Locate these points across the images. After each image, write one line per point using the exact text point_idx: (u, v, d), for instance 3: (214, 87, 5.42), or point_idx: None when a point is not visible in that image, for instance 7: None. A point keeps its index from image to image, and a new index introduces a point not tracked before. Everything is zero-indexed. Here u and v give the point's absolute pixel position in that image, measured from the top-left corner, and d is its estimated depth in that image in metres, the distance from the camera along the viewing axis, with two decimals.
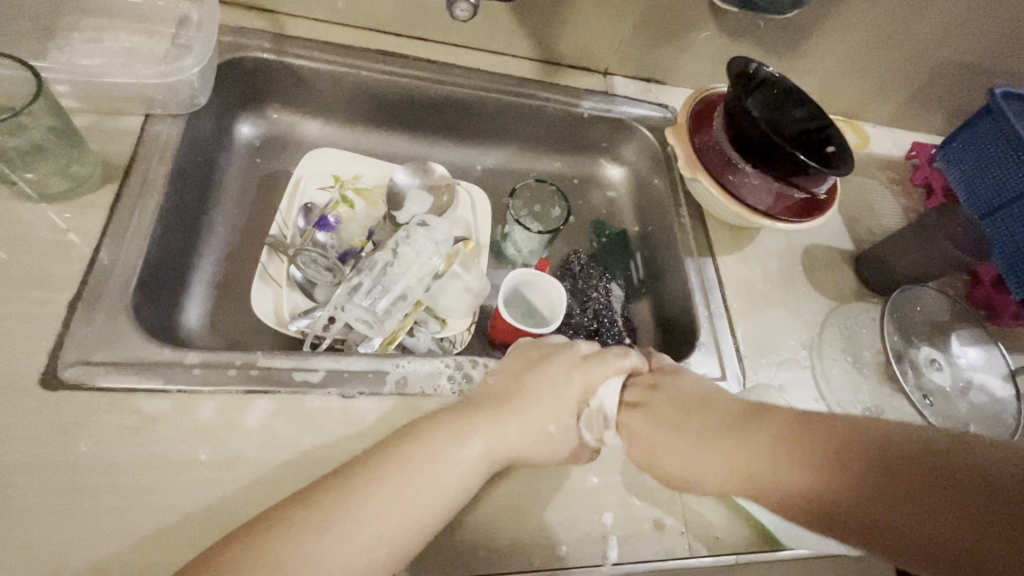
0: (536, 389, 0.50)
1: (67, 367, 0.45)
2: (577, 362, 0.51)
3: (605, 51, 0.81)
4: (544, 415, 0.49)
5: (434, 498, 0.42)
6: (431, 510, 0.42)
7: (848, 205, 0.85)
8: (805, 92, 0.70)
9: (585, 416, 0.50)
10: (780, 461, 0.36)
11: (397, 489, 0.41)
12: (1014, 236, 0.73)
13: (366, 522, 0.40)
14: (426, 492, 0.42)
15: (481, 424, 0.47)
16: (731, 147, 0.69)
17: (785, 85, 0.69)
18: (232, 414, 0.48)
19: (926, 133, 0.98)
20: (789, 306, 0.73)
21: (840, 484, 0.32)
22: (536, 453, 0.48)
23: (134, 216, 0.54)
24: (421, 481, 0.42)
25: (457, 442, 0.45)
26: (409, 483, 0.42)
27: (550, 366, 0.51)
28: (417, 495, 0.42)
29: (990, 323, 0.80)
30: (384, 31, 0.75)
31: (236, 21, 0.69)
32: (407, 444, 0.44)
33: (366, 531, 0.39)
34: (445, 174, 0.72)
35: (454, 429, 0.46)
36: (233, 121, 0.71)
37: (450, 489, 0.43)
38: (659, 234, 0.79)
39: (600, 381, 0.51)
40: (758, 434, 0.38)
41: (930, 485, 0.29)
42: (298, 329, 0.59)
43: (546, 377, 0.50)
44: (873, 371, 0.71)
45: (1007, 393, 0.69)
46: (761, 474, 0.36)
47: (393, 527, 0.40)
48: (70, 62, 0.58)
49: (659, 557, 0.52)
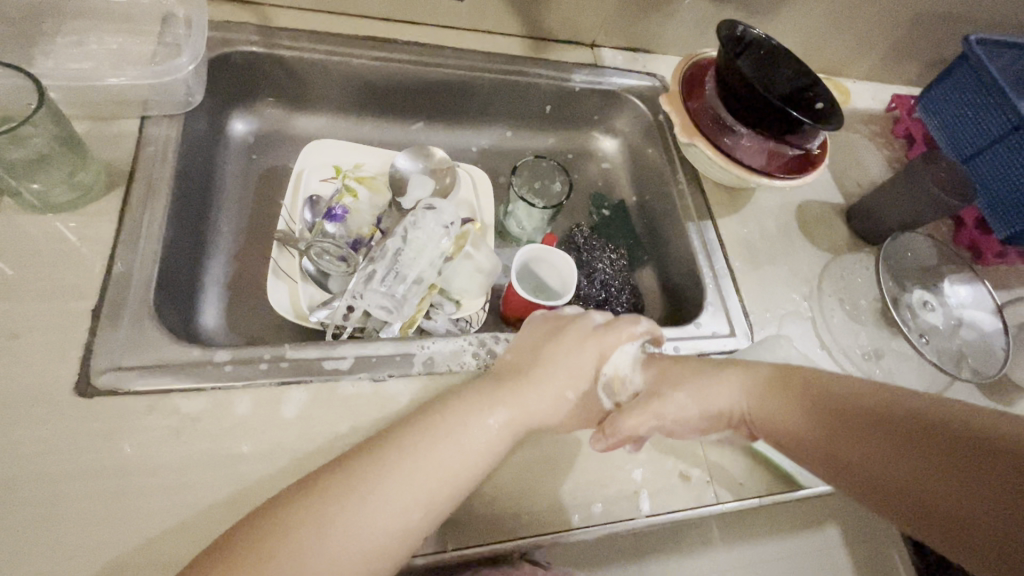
0: (551, 358, 0.51)
1: (100, 375, 0.46)
2: (590, 332, 0.53)
3: (591, 23, 0.81)
4: (568, 387, 0.51)
5: (465, 463, 0.44)
6: (462, 475, 0.44)
7: (836, 160, 0.88)
8: (791, 52, 0.72)
9: (605, 385, 0.53)
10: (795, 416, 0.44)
11: (429, 455, 0.43)
12: (997, 178, 0.76)
13: (406, 485, 0.41)
14: (457, 455, 0.44)
15: (504, 396, 0.48)
16: (725, 110, 0.70)
17: (771, 46, 0.71)
18: (268, 407, 0.48)
19: (903, 84, 1.01)
20: (788, 261, 0.76)
21: (894, 454, 0.37)
22: (555, 417, 0.50)
23: (144, 221, 0.53)
24: (450, 449, 0.44)
25: (482, 412, 0.47)
26: (440, 449, 0.44)
27: (571, 335, 0.53)
28: (447, 461, 0.44)
29: (975, 263, 0.84)
30: (370, 17, 0.74)
31: (221, 16, 0.68)
32: (437, 415, 0.46)
33: (400, 496, 0.41)
34: (445, 157, 0.73)
35: (478, 401, 0.48)
36: (226, 118, 0.71)
37: (479, 456, 0.45)
38: (658, 201, 0.81)
39: (614, 348, 0.53)
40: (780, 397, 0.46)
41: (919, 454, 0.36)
42: (320, 320, 0.60)
43: (561, 349, 0.52)
44: (871, 318, 0.74)
45: (996, 326, 0.74)
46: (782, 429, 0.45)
47: (424, 491, 0.42)
48: (58, 69, 0.57)
49: (688, 505, 0.55)
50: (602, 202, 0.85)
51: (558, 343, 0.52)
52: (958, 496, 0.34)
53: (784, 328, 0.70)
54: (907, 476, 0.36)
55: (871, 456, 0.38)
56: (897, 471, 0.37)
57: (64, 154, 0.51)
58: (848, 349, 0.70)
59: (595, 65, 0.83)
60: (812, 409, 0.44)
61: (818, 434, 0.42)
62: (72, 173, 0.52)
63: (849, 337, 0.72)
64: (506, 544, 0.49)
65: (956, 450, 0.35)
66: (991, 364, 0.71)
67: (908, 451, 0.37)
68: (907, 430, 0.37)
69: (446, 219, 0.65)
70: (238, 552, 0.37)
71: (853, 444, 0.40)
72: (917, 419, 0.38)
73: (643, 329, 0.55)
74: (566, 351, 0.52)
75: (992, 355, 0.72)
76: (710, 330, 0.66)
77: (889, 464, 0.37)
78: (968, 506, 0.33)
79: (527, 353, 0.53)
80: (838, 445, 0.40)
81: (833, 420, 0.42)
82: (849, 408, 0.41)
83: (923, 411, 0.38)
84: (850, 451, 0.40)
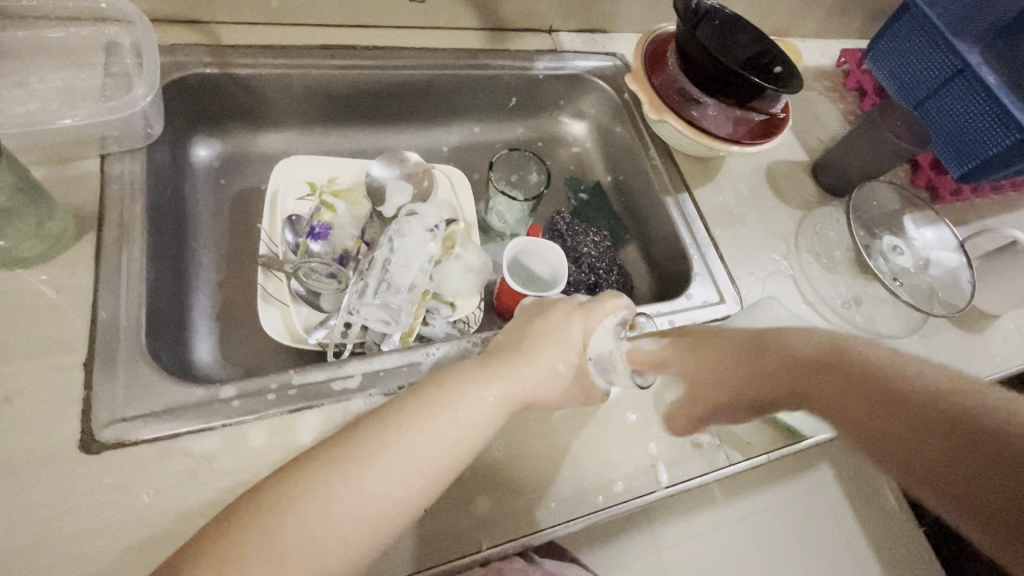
0: (542, 333, 0.52)
1: (104, 428, 0.44)
2: (576, 307, 0.54)
3: (547, 8, 0.81)
4: (561, 359, 0.51)
5: (464, 434, 0.44)
6: (462, 444, 0.44)
7: (796, 118, 0.91)
8: (745, 18, 0.73)
9: (596, 362, 0.51)
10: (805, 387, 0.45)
11: (429, 426, 0.43)
12: (948, 118, 0.80)
13: (405, 454, 0.41)
14: (454, 427, 0.44)
15: (501, 369, 0.48)
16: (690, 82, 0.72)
17: (725, 15, 0.72)
18: (283, 435, 0.48)
19: (849, 38, 1.05)
20: (765, 223, 0.79)
21: (859, 400, 0.41)
22: (551, 393, 0.51)
23: (122, 263, 0.51)
24: (448, 417, 0.44)
25: (479, 385, 0.46)
26: (439, 421, 0.44)
27: (563, 315, 0.53)
28: (444, 427, 0.43)
29: (934, 203, 0.88)
30: (325, 24, 0.72)
31: (170, 38, 0.65)
32: (437, 387, 0.46)
33: (402, 466, 0.41)
34: (419, 159, 0.72)
35: (475, 374, 0.47)
36: (188, 145, 0.68)
37: (477, 426, 0.45)
38: (633, 179, 0.82)
39: (598, 322, 0.52)
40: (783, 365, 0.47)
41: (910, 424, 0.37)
42: (319, 341, 0.59)
43: (548, 323, 0.52)
44: (846, 267, 0.78)
45: (960, 262, 0.78)
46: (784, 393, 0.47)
47: (423, 459, 0.42)
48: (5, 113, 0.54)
49: (703, 470, 0.57)
50: (579, 185, 0.86)
51: (545, 318, 0.52)
52: (914, 443, 0.37)
53: (768, 287, 0.73)
54: (874, 428, 0.39)
55: (849, 410, 0.42)
56: (892, 437, 0.38)
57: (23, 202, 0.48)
58: (829, 299, 0.74)
59: (555, 49, 0.83)
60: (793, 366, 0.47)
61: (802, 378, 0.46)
62: (38, 224, 0.49)
63: (829, 288, 0.75)
64: (536, 536, 0.50)
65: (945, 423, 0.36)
66: (958, 297, 0.75)
67: (881, 409, 0.39)
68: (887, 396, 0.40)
69: (427, 218, 0.65)
70: (233, 526, 0.37)
71: (831, 386, 0.43)
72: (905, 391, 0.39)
73: (625, 303, 0.54)
74: (553, 323, 0.52)
75: (958, 289, 0.76)
76: (701, 299, 0.68)
77: (870, 420, 0.40)
78: (922, 455, 0.36)
79: (518, 334, 0.53)
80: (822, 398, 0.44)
81: (816, 373, 0.45)
82: (842, 366, 0.43)
83: (905, 383, 0.40)
84: (830, 394, 0.43)
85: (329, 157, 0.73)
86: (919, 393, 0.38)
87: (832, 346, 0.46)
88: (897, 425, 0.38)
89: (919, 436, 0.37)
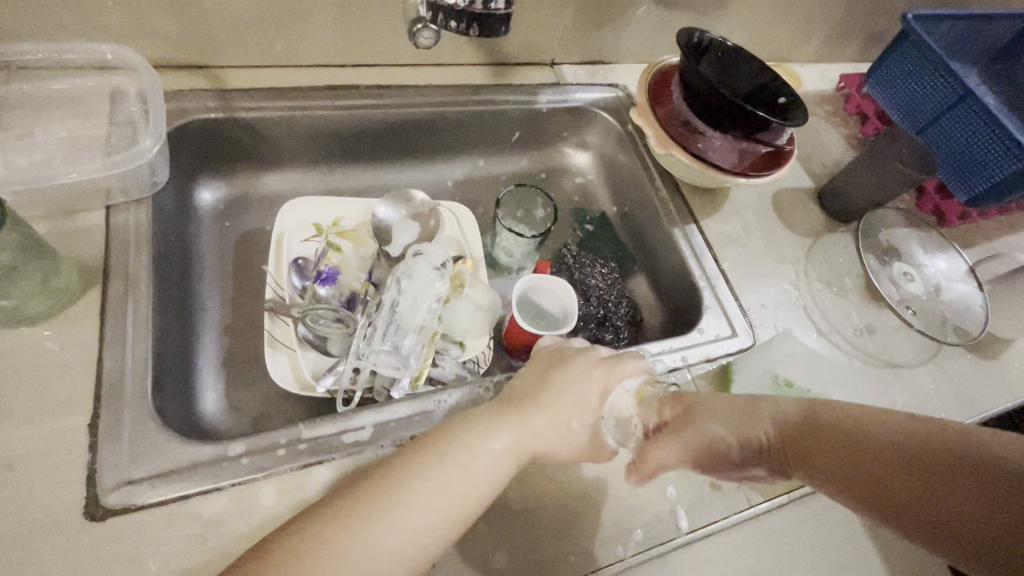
0: (558, 384, 0.50)
1: (109, 493, 0.43)
2: (596, 361, 0.53)
3: (549, 43, 0.81)
4: (575, 411, 0.49)
5: (474, 487, 0.43)
6: (472, 499, 0.43)
7: (799, 144, 0.91)
8: (748, 50, 0.74)
9: (608, 425, 0.51)
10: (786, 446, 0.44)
11: (437, 480, 0.42)
12: (956, 145, 0.80)
13: (413, 508, 0.40)
14: (464, 481, 0.43)
15: (511, 420, 0.47)
16: (695, 116, 0.72)
17: (728, 48, 0.73)
18: (294, 492, 0.47)
19: (847, 62, 1.05)
20: (773, 251, 0.78)
21: (854, 468, 0.38)
22: (560, 447, 0.49)
23: (128, 318, 0.50)
24: (457, 470, 0.43)
25: (489, 434, 0.45)
26: (448, 474, 0.42)
27: (583, 369, 0.52)
28: (451, 481, 0.42)
29: (941, 227, 0.88)
30: (328, 64, 0.72)
31: (173, 84, 0.65)
32: (445, 439, 0.44)
33: (408, 524, 0.40)
34: (425, 199, 0.72)
35: (485, 424, 0.46)
36: (192, 189, 0.68)
37: (486, 479, 0.44)
38: (639, 209, 0.82)
39: (618, 383, 0.52)
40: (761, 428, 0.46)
41: (897, 471, 0.36)
42: (327, 389, 0.58)
43: (567, 375, 0.51)
44: (857, 295, 0.77)
45: (971, 290, 0.77)
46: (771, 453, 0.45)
47: (436, 513, 0.41)
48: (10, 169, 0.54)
49: (724, 514, 0.56)
50: (584, 217, 0.86)
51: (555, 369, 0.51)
52: (920, 495, 0.34)
53: (780, 317, 0.72)
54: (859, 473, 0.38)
55: (880, 492, 0.36)
56: (889, 486, 0.36)
57: (30, 260, 0.48)
58: (842, 329, 0.73)
59: (558, 83, 0.83)
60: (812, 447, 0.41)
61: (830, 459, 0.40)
62: (43, 281, 0.49)
63: (841, 316, 0.74)
64: None
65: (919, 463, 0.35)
66: (971, 325, 0.74)
67: (902, 472, 0.35)
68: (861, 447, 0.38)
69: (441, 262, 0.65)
70: None
71: (821, 455, 0.41)
72: (928, 448, 0.35)
73: (645, 366, 0.54)
74: (565, 370, 0.51)
75: (971, 317, 0.75)
76: (712, 333, 0.67)
77: (855, 476, 0.38)
78: (970, 519, 0.32)
79: (533, 381, 0.51)
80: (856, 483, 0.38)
81: (838, 450, 0.40)
82: (853, 437, 0.39)
83: (929, 446, 0.35)
84: (862, 477, 0.37)
85: (334, 197, 0.73)
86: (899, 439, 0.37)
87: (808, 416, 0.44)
88: (928, 500, 0.34)
89: (965, 502, 0.32)
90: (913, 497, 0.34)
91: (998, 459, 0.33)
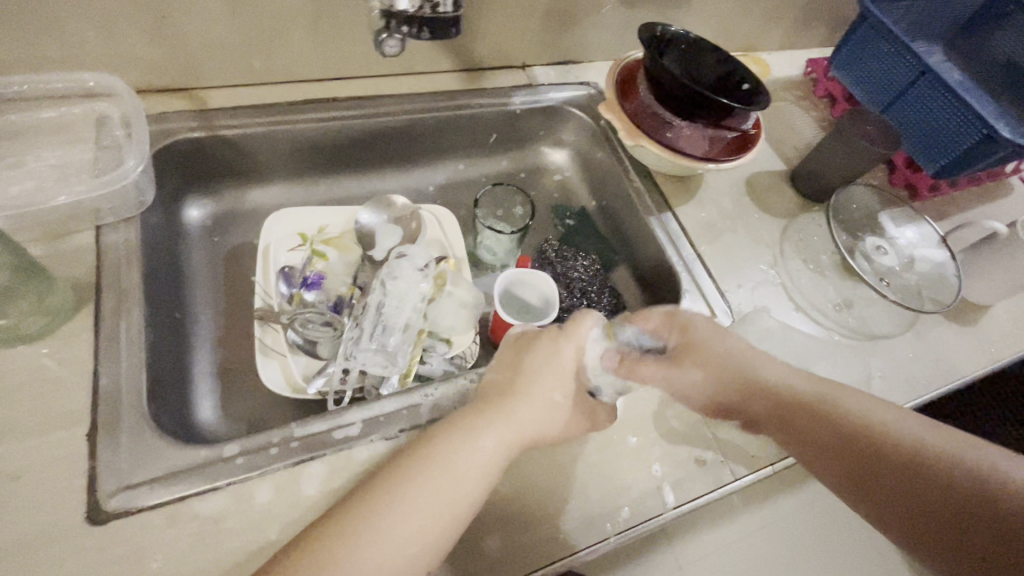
0: (533, 368, 0.51)
1: (109, 499, 0.45)
2: (559, 333, 0.53)
3: (519, 46, 0.84)
4: (557, 389, 0.51)
5: (457, 493, 0.44)
6: (458, 504, 0.44)
7: (771, 130, 0.93)
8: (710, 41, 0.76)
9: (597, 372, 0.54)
10: (810, 425, 0.46)
11: (426, 483, 0.44)
12: (918, 120, 0.82)
13: (400, 519, 0.42)
14: (448, 486, 0.44)
15: (491, 420, 0.48)
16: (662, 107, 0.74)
17: (689, 40, 0.75)
18: (289, 488, 0.49)
19: (814, 48, 1.08)
20: (750, 234, 0.80)
21: (862, 463, 0.43)
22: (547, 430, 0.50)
23: (122, 331, 0.52)
24: (442, 476, 0.44)
25: (470, 437, 0.46)
26: (432, 483, 0.44)
27: (550, 346, 0.52)
28: (441, 486, 0.44)
29: (913, 200, 0.91)
30: (306, 80, 0.75)
31: (156, 107, 0.67)
32: (426, 445, 0.46)
33: (402, 527, 0.42)
34: (406, 203, 0.74)
35: (465, 428, 0.47)
36: (181, 207, 0.70)
37: (471, 482, 0.45)
38: (616, 202, 0.84)
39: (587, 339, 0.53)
40: (784, 398, 0.48)
41: (909, 478, 0.41)
42: (317, 390, 0.60)
43: (537, 355, 0.52)
44: (833, 271, 0.79)
45: (945, 256, 0.79)
46: (786, 421, 0.47)
47: (422, 519, 0.42)
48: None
49: (710, 488, 0.57)
50: (565, 213, 0.88)
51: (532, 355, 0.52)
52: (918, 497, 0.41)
53: (758, 297, 0.74)
54: (861, 468, 0.43)
55: (892, 500, 0.42)
56: (889, 487, 0.42)
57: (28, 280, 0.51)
58: (820, 304, 0.75)
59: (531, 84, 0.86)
60: (835, 449, 0.45)
61: (849, 463, 0.44)
62: (39, 299, 0.51)
63: (818, 293, 0.76)
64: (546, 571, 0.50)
65: (921, 474, 0.41)
66: (948, 292, 0.76)
67: (903, 478, 0.42)
68: (879, 449, 0.43)
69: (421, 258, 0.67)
70: None
71: (836, 443, 0.45)
72: (925, 456, 0.42)
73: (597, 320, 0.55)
74: (542, 357, 0.52)
75: (948, 284, 0.77)
76: None
77: (860, 466, 0.43)
78: (948, 530, 0.39)
79: (509, 370, 0.52)
80: (868, 489, 0.43)
81: (850, 445, 0.44)
82: (863, 433, 0.44)
83: (937, 455, 0.42)
84: (885, 484, 0.42)
85: (318, 207, 0.75)
86: (917, 455, 0.42)
87: (838, 401, 0.47)
88: (933, 506, 0.40)
89: (945, 510, 0.40)
90: (923, 502, 0.40)
91: (986, 490, 0.39)
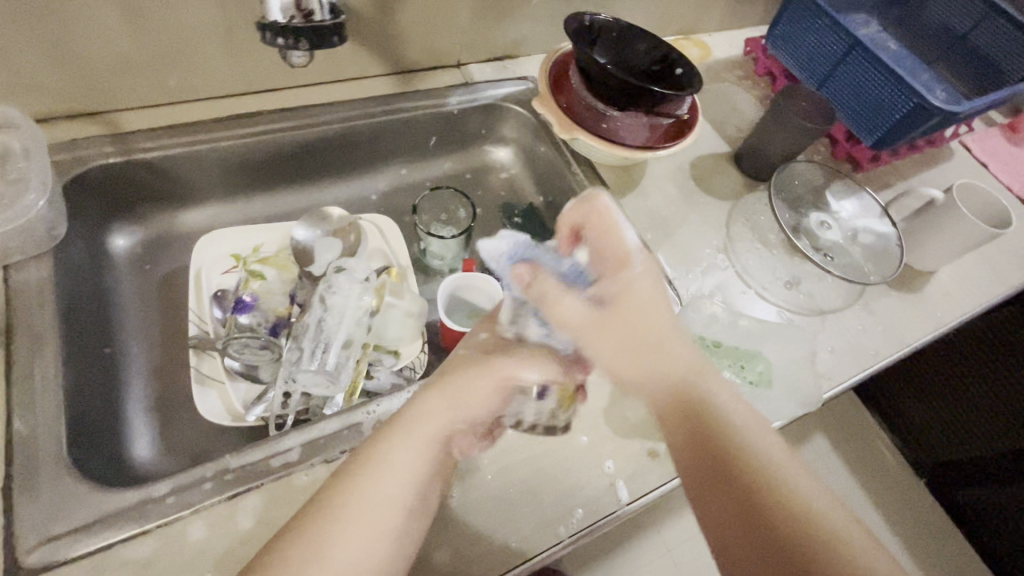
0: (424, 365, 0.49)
1: (29, 553, 0.43)
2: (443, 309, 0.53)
3: (450, 45, 0.82)
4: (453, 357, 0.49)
5: (375, 544, 0.41)
6: (379, 554, 0.41)
7: (713, 112, 0.93)
8: (642, 27, 0.76)
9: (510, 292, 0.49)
10: (676, 429, 0.42)
11: (325, 549, 0.39)
12: (852, 92, 0.83)
13: None
14: (359, 538, 0.40)
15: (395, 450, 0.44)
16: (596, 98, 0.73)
17: (620, 28, 0.75)
18: (224, 524, 0.47)
19: (753, 26, 1.08)
20: (696, 219, 0.80)
21: (727, 490, 0.39)
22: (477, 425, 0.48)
23: (35, 375, 0.50)
24: (348, 528, 0.40)
25: (375, 474, 0.43)
26: (337, 543, 0.40)
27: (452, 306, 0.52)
28: (379, 516, 0.41)
29: (856, 172, 0.91)
30: (228, 95, 0.72)
31: (66, 136, 0.64)
32: (325, 496, 0.42)
33: None
34: (343, 214, 0.72)
35: (368, 467, 0.43)
36: (104, 238, 0.67)
37: (387, 523, 0.41)
38: (562, 196, 0.83)
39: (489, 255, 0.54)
40: (707, 396, 0.42)
41: (784, 522, 0.38)
42: (258, 416, 0.58)
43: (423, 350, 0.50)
44: (781, 250, 0.79)
45: (887, 227, 0.80)
46: (685, 408, 0.42)
47: None
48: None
49: (665, 480, 0.57)
50: (514, 210, 0.86)
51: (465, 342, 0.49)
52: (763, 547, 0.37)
53: (708, 282, 0.74)
54: (738, 490, 0.39)
55: (727, 517, 0.39)
56: (740, 522, 0.38)
57: None
58: (769, 285, 0.75)
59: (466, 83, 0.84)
60: (703, 433, 0.41)
61: (698, 468, 0.41)
62: None
63: (767, 273, 0.76)
64: None
65: (804, 530, 0.37)
66: (891, 262, 0.77)
67: (749, 527, 0.38)
68: (743, 490, 0.39)
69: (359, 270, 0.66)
70: None
71: (700, 459, 0.41)
72: (810, 519, 0.38)
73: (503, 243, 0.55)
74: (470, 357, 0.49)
75: (890, 253, 0.78)
76: None
77: (737, 483, 0.39)
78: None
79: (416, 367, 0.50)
80: (716, 490, 0.40)
81: (747, 470, 0.40)
82: (763, 464, 0.40)
83: (786, 499, 0.38)
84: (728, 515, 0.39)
85: (254, 225, 0.73)
86: (806, 508, 0.38)
87: (720, 423, 0.41)
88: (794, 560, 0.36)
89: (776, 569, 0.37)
90: (756, 532, 0.38)
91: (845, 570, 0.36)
